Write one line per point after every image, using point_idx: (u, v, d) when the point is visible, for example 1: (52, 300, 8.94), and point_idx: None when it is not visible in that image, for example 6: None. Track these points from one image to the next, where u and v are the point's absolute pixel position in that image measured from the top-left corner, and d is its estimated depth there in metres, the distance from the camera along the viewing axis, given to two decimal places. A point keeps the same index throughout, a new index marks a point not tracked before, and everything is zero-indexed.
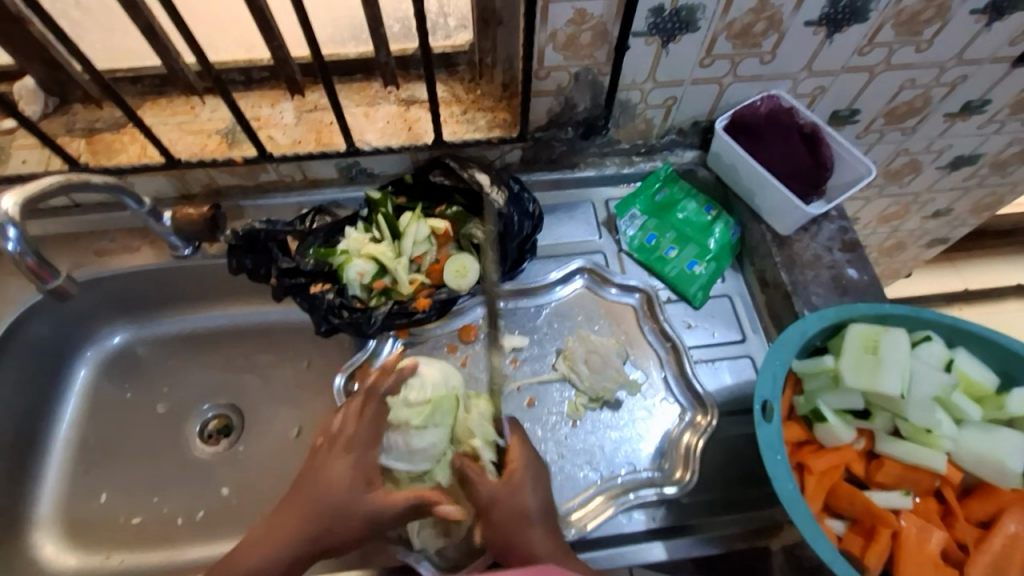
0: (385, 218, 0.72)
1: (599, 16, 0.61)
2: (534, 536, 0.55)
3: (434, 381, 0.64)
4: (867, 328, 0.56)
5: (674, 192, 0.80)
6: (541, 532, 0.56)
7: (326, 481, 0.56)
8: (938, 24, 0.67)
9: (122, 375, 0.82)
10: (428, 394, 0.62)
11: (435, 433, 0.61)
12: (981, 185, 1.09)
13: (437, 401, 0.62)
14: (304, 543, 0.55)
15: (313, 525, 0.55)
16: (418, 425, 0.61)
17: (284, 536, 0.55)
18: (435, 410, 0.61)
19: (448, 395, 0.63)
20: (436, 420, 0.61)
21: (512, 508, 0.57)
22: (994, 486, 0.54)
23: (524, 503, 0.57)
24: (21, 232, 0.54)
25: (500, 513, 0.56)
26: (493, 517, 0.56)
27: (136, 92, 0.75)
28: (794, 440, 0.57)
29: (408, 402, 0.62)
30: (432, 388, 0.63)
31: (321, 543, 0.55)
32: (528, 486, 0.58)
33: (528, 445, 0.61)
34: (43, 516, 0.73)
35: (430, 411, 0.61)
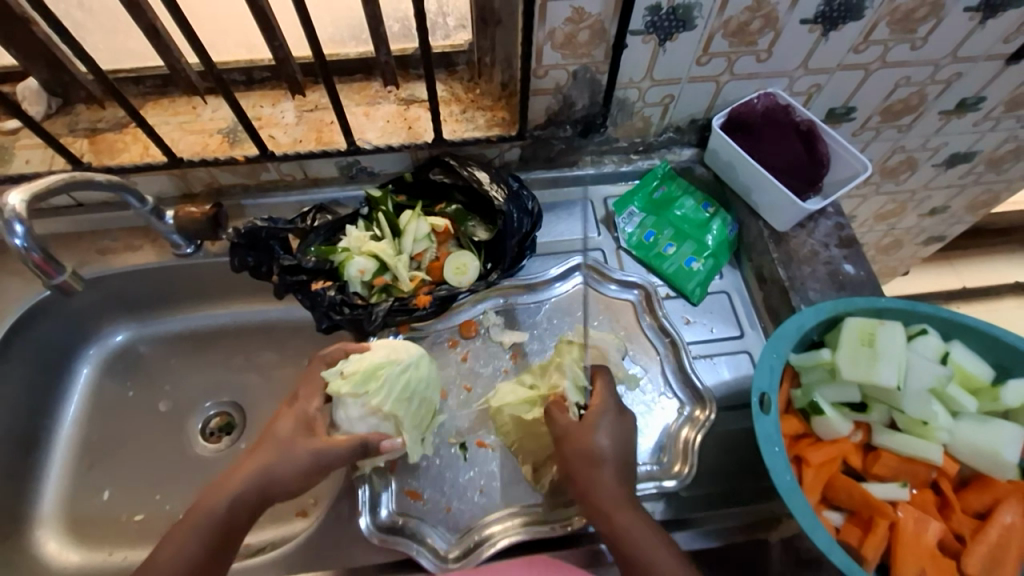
0: (385, 216, 0.73)
1: (597, 15, 0.62)
2: (600, 477, 0.56)
3: (375, 354, 0.64)
4: (863, 322, 0.57)
5: (672, 189, 0.80)
6: (611, 474, 0.57)
7: (273, 430, 0.59)
8: (933, 22, 0.67)
9: (124, 374, 0.83)
10: (364, 367, 0.63)
11: (376, 403, 0.62)
12: (977, 182, 1.10)
13: (377, 372, 0.62)
14: (253, 486, 0.56)
15: (263, 471, 0.56)
16: (354, 396, 0.62)
17: (235, 482, 0.56)
18: (372, 381, 0.62)
19: (388, 364, 0.63)
20: (372, 390, 0.62)
21: (585, 450, 0.57)
22: (990, 477, 0.55)
23: (599, 447, 0.58)
24: (27, 228, 0.55)
25: (571, 454, 0.58)
26: (564, 455, 0.58)
27: (138, 92, 0.75)
28: (793, 433, 0.57)
29: (342, 374, 0.63)
30: (371, 360, 0.63)
31: (270, 485, 0.56)
32: (601, 428, 0.59)
33: (610, 393, 0.62)
34: (46, 514, 0.74)
35: (364, 380, 0.62)
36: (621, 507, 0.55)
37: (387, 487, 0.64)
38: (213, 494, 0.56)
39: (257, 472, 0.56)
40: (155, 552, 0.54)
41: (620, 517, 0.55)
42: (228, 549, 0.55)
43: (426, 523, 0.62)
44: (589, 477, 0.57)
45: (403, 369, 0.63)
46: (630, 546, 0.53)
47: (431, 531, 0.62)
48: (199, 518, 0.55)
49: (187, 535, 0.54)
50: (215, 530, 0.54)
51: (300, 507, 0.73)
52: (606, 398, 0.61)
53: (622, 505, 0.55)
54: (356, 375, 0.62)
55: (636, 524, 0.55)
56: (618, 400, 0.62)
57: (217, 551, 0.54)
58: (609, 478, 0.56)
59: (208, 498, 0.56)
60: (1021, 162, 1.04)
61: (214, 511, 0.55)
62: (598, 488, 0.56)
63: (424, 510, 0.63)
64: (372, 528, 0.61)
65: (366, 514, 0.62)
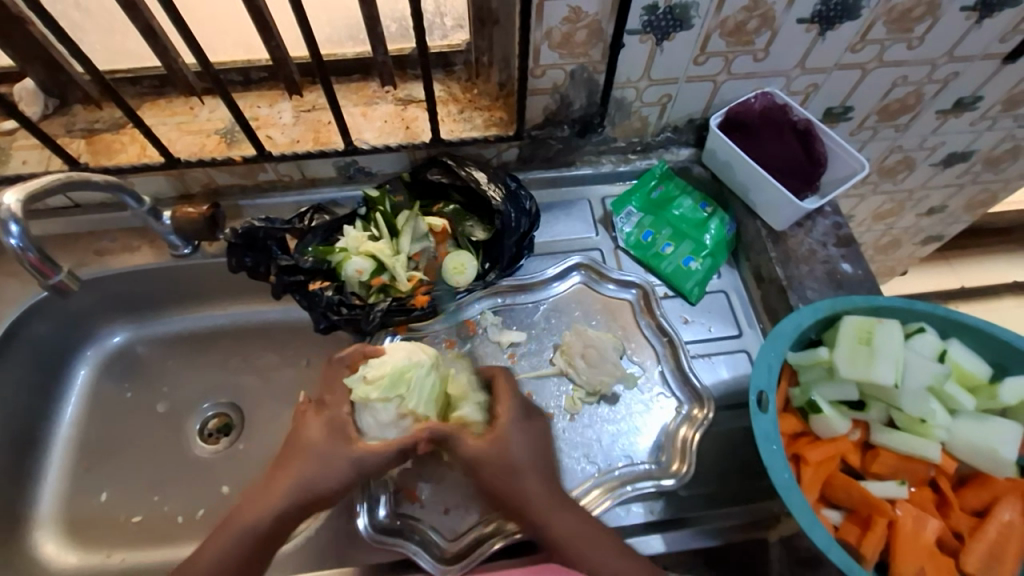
0: (383, 216, 0.72)
1: (594, 15, 0.62)
2: (526, 486, 0.57)
3: (396, 356, 0.62)
4: (861, 320, 0.57)
5: (670, 189, 0.80)
6: (534, 480, 0.57)
7: (305, 440, 0.59)
8: (929, 22, 0.67)
9: (122, 375, 0.83)
10: (390, 371, 0.60)
11: (404, 407, 0.61)
12: (974, 182, 1.10)
13: (405, 375, 0.61)
14: (290, 498, 0.56)
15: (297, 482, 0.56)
16: (383, 401, 0.60)
17: (272, 494, 0.56)
18: (399, 385, 0.60)
19: (413, 367, 0.62)
20: (401, 394, 0.60)
21: (501, 462, 0.58)
22: (989, 475, 0.55)
23: (513, 458, 0.58)
24: (23, 228, 0.54)
25: (488, 470, 0.58)
26: (482, 471, 0.58)
27: (135, 93, 0.75)
28: (790, 432, 0.57)
29: (367, 379, 0.60)
30: (395, 362, 0.61)
31: (307, 497, 0.56)
32: (510, 439, 0.59)
33: (516, 398, 0.62)
34: (44, 515, 0.74)
35: (393, 385, 0.60)
36: (556, 513, 0.56)
37: (387, 486, 0.64)
38: (252, 508, 0.56)
39: (291, 483, 0.56)
40: (191, 557, 0.55)
41: (552, 521, 0.55)
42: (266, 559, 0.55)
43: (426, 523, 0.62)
44: (514, 488, 0.57)
45: (427, 371, 0.62)
46: (574, 549, 0.54)
47: (429, 533, 0.62)
48: (235, 528, 0.55)
49: (223, 544, 0.55)
50: (250, 541, 0.55)
51: None
52: (509, 405, 0.61)
53: (553, 509, 0.56)
54: (383, 379, 0.60)
55: (572, 527, 0.55)
56: (523, 403, 0.62)
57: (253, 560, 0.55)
58: (535, 487, 0.57)
59: (245, 510, 0.56)
60: (1018, 162, 1.04)
61: (255, 524, 0.55)
62: (525, 498, 0.56)
63: (423, 511, 0.63)
64: (371, 530, 0.61)
65: (365, 515, 0.61)
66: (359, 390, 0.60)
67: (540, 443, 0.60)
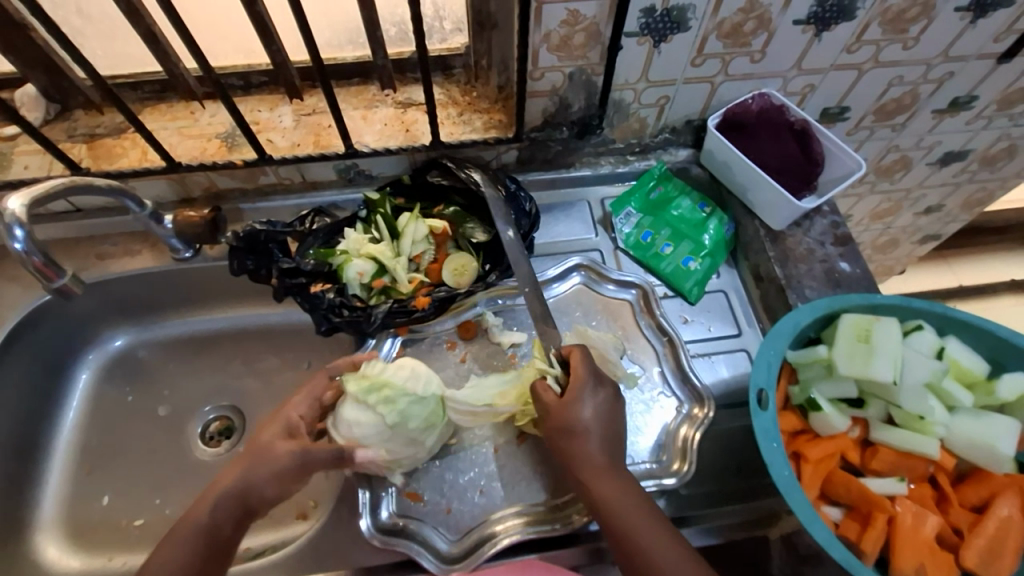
0: (384, 219, 0.73)
1: (592, 17, 0.62)
2: (584, 448, 0.58)
3: (396, 371, 0.64)
4: (860, 318, 0.57)
5: (668, 190, 0.81)
6: (596, 446, 0.58)
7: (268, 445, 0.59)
8: (924, 22, 0.68)
9: (123, 379, 0.83)
10: (379, 377, 0.63)
11: (369, 416, 0.62)
12: (971, 180, 1.11)
13: (390, 389, 0.63)
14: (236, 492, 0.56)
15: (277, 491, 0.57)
16: (357, 399, 0.63)
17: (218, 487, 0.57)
18: (376, 395, 0.62)
19: (399, 387, 0.63)
20: (373, 402, 0.62)
21: (569, 423, 0.59)
22: (987, 471, 0.55)
23: (578, 421, 0.59)
24: (27, 231, 0.55)
25: (555, 428, 0.59)
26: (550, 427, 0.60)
27: (136, 98, 0.76)
28: (790, 429, 0.58)
29: (360, 374, 0.64)
30: (390, 376, 0.64)
31: (251, 491, 0.57)
32: (582, 404, 0.60)
33: (588, 364, 0.62)
34: (47, 519, 0.74)
35: (372, 390, 0.63)
36: (606, 475, 0.57)
37: (387, 489, 0.64)
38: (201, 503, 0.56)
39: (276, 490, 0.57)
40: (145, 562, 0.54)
41: (598, 483, 0.56)
42: (215, 557, 0.55)
43: (427, 524, 0.62)
44: (569, 449, 0.58)
45: (410, 402, 0.63)
46: (612, 510, 0.55)
47: (431, 533, 0.62)
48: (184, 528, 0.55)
49: (176, 543, 0.54)
50: (198, 539, 0.54)
51: (300, 510, 0.73)
52: (580, 370, 0.61)
53: (602, 471, 0.57)
54: (368, 381, 0.63)
55: (614, 490, 0.56)
56: (596, 370, 0.62)
57: (204, 555, 0.54)
58: (593, 451, 0.58)
59: (191, 509, 0.56)
60: (1015, 160, 1.05)
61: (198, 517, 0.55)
62: (580, 459, 0.58)
63: (425, 512, 0.63)
64: (372, 530, 0.61)
65: (366, 516, 0.62)
66: (349, 380, 0.64)
67: (609, 409, 0.61)
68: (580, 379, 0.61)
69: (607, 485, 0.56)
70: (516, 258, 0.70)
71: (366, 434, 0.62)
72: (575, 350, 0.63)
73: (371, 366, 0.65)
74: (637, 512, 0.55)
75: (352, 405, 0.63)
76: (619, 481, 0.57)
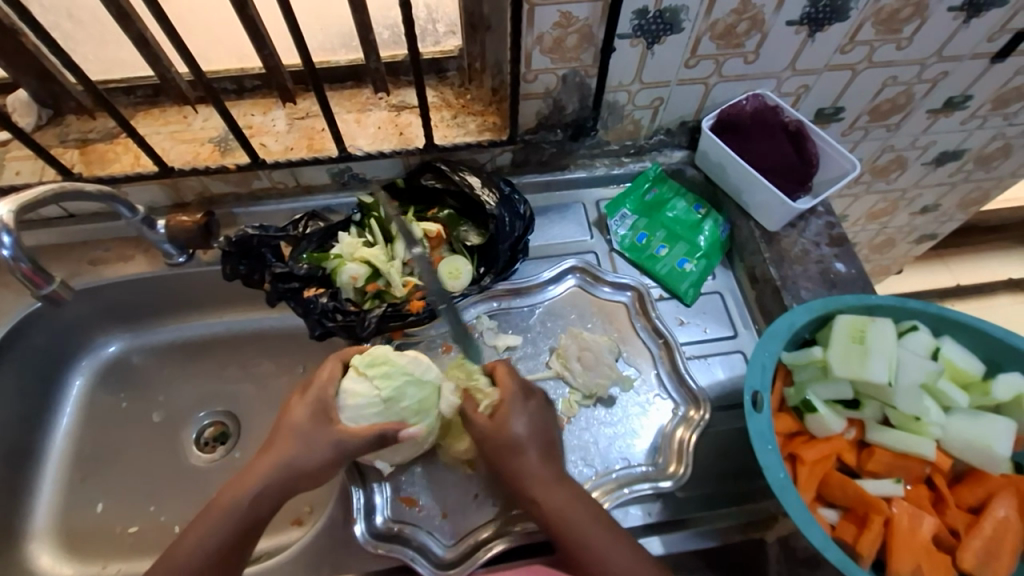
0: (378, 223, 0.73)
1: (584, 20, 0.62)
2: (525, 463, 0.57)
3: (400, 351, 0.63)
4: (854, 319, 0.57)
5: (664, 191, 0.81)
6: (535, 459, 0.58)
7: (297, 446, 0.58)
8: (917, 22, 0.68)
9: (117, 385, 0.83)
10: (382, 351, 0.62)
11: (366, 390, 0.60)
12: (967, 180, 1.11)
13: (393, 364, 0.61)
14: (271, 484, 0.56)
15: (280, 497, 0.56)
16: (357, 369, 0.61)
17: (249, 479, 0.56)
18: (376, 368, 0.61)
19: (401, 366, 0.62)
20: (372, 375, 0.61)
21: (507, 438, 0.58)
22: (983, 472, 0.55)
23: (514, 436, 0.58)
24: (15, 238, 0.54)
25: (492, 445, 0.59)
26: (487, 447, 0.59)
27: (129, 102, 0.75)
28: (786, 431, 0.57)
29: (363, 349, 0.63)
30: (393, 353, 0.62)
31: (292, 481, 0.56)
32: (515, 418, 0.59)
33: (514, 378, 0.62)
34: (40, 527, 0.73)
35: (373, 363, 0.61)
36: (549, 489, 0.56)
37: (381, 495, 0.64)
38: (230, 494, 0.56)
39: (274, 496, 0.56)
40: (171, 548, 0.54)
41: (547, 501, 0.56)
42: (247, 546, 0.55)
43: (422, 529, 0.62)
44: (514, 465, 0.57)
45: (408, 381, 0.62)
46: (566, 525, 0.55)
47: (426, 539, 0.61)
48: (216, 514, 0.55)
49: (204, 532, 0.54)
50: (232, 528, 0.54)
51: (295, 516, 0.73)
52: (508, 384, 0.61)
53: (550, 487, 0.56)
54: (370, 354, 0.62)
55: (566, 503, 0.56)
56: (523, 385, 0.62)
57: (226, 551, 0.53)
58: (534, 467, 0.57)
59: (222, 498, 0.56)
60: (1010, 159, 1.05)
61: (223, 514, 0.54)
62: (526, 477, 0.57)
63: (420, 517, 0.63)
64: (367, 535, 0.61)
65: (360, 521, 0.61)
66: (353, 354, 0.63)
67: (542, 422, 0.60)
68: (509, 392, 0.61)
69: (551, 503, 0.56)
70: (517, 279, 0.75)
71: (359, 407, 0.60)
72: (498, 365, 0.63)
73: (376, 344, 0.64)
74: (597, 529, 0.55)
75: (351, 375, 0.61)
76: (571, 498, 0.56)
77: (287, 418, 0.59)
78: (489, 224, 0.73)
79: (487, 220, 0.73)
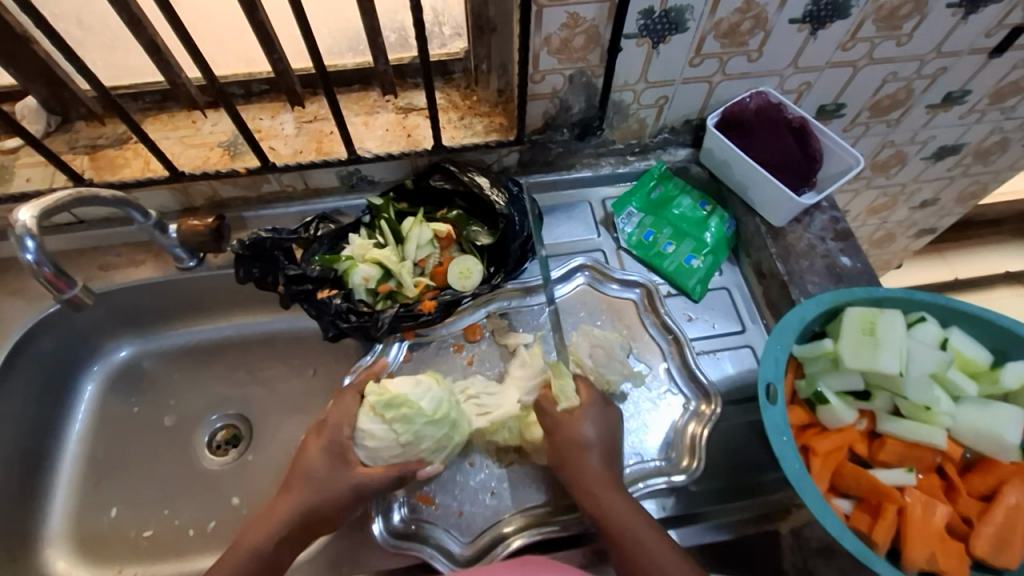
0: (388, 224, 0.74)
1: (591, 20, 0.63)
2: (588, 464, 0.59)
3: (413, 386, 0.62)
4: (863, 311, 0.58)
5: (669, 189, 0.81)
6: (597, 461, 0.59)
7: (314, 470, 0.59)
8: (917, 19, 0.69)
9: (128, 390, 0.83)
10: (399, 393, 0.61)
11: (383, 433, 0.60)
12: (965, 174, 1.12)
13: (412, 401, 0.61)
14: (295, 525, 0.57)
15: (301, 502, 0.58)
16: (374, 409, 0.61)
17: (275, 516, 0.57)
18: (394, 411, 0.61)
19: (418, 405, 0.61)
20: (390, 418, 0.60)
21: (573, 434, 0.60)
22: (994, 459, 0.56)
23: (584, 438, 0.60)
24: (38, 243, 0.55)
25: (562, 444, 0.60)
26: (554, 445, 0.61)
27: (138, 108, 0.76)
28: (798, 423, 0.58)
29: (380, 386, 0.62)
30: (410, 393, 0.61)
31: (316, 521, 0.58)
32: (588, 420, 0.61)
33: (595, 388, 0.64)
34: (54, 533, 0.73)
35: (390, 406, 0.61)
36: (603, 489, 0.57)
37: (398, 493, 0.64)
38: (254, 531, 0.57)
39: (292, 507, 0.57)
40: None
41: (607, 501, 0.57)
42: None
43: (438, 526, 0.62)
44: (575, 465, 0.59)
45: (425, 423, 0.61)
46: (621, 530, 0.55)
47: (445, 536, 0.62)
48: (239, 554, 0.56)
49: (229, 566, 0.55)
50: (257, 564, 0.55)
51: None
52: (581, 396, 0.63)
53: (609, 492, 0.57)
54: (389, 394, 0.61)
55: (626, 510, 0.56)
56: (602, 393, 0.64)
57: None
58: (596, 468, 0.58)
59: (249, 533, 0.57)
60: (1007, 153, 1.06)
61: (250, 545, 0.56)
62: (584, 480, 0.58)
63: (437, 515, 0.63)
64: (386, 534, 0.61)
65: (379, 519, 0.62)
66: (375, 393, 0.62)
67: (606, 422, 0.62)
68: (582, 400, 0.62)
69: (608, 506, 0.56)
70: (531, 313, 0.75)
71: (377, 448, 0.60)
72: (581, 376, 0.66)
73: (397, 381, 0.62)
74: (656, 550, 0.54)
75: (369, 414, 0.61)
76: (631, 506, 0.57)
77: (304, 461, 0.60)
78: (500, 223, 0.73)
79: (498, 219, 0.73)
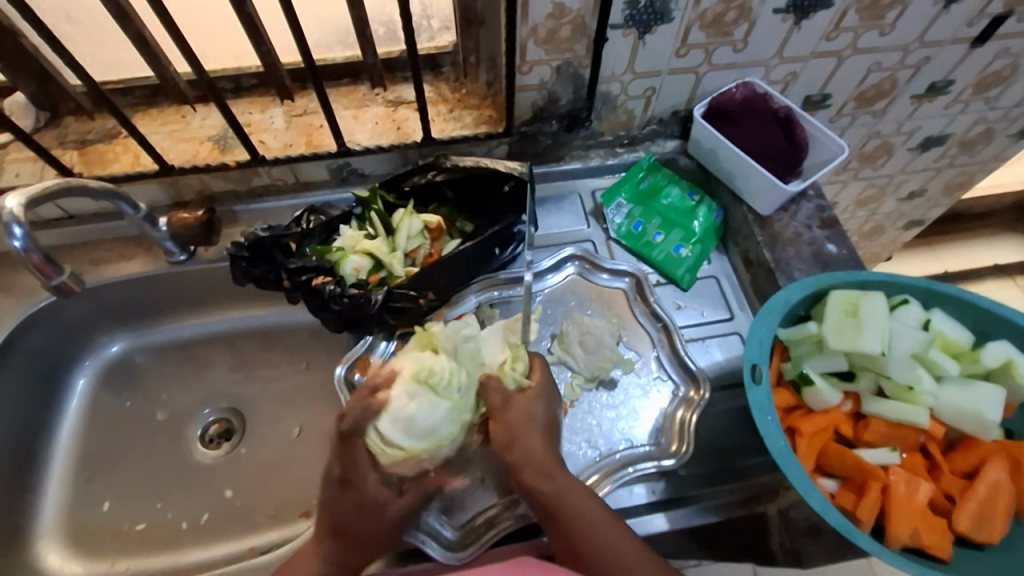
0: (378, 215, 0.74)
1: (577, 10, 0.64)
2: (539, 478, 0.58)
3: (420, 419, 0.58)
4: (847, 293, 0.59)
5: (658, 179, 0.82)
6: (541, 440, 0.59)
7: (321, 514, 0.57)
8: (899, 8, 0.70)
9: (119, 385, 0.83)
10: (412, 441, 0.58)
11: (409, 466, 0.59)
12: (952, 165, 1.13)
13: (431, 435, 0.59)
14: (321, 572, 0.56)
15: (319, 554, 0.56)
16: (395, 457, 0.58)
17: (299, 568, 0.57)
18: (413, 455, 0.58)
19: (437, 437, 0.59)
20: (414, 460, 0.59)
21: (524, 415, 0.60)
22: (976, 438, 0.57)
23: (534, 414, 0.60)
24: (26, 230, 0.55)
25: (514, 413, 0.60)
26: (504, 421, 0.60)
27: (127, 103, 0.76)
28: (784, 405, 0.59)
29: (385, 436, 0.57)
30: (422, 426, 0.58)
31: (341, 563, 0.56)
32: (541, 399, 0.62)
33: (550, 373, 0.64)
34: (47, 527, 0.73)
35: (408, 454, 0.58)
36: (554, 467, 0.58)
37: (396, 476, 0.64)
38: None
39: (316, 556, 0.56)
40: None
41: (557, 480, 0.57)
42: None
43: (431, 512, 0.62)
44: (524, 442, 0.58)
45: (448, 441, 0.60)
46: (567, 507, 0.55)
47: (436, 523, 0.62)
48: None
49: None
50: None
51: (303, 508, 0.75)
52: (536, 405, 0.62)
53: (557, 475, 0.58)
54: (403, 448, 0.58)
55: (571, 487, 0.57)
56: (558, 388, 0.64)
57: None
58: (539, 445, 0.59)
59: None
60: (992, 144, 1.08)
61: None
62: (527, 458, 0.57)
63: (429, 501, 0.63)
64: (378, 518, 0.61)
65: None
66: (387, 446, 0.58)
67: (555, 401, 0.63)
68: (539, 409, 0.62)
69: (559, 481, 0.57)
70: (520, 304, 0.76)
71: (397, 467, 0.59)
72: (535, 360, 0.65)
73: (399, 426, 0.57)
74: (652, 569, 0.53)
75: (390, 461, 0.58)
76: (581, 495, 0.56)
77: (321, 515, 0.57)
78: (507, 184, 0.74)
79: (508, 181, 0.74)
